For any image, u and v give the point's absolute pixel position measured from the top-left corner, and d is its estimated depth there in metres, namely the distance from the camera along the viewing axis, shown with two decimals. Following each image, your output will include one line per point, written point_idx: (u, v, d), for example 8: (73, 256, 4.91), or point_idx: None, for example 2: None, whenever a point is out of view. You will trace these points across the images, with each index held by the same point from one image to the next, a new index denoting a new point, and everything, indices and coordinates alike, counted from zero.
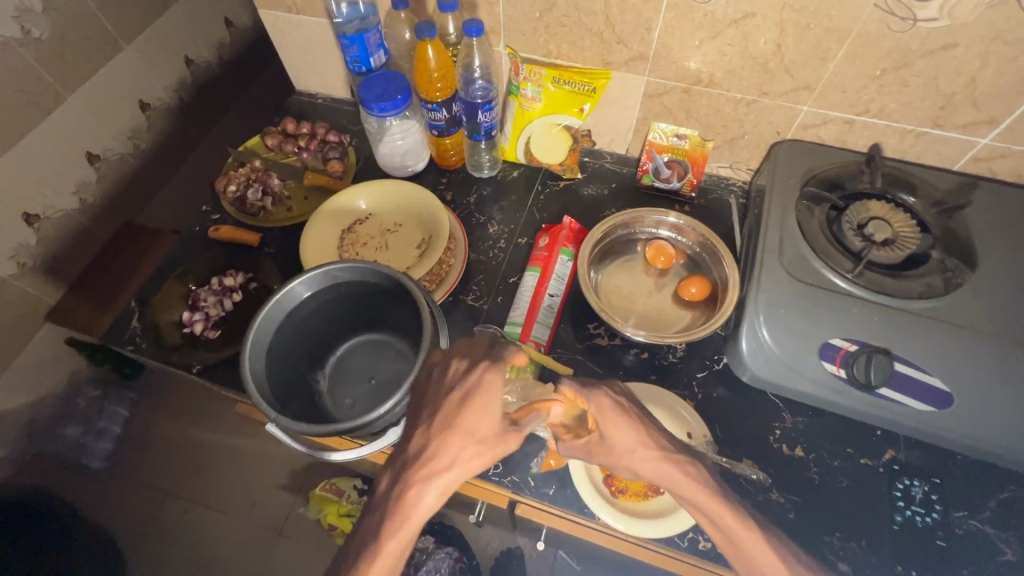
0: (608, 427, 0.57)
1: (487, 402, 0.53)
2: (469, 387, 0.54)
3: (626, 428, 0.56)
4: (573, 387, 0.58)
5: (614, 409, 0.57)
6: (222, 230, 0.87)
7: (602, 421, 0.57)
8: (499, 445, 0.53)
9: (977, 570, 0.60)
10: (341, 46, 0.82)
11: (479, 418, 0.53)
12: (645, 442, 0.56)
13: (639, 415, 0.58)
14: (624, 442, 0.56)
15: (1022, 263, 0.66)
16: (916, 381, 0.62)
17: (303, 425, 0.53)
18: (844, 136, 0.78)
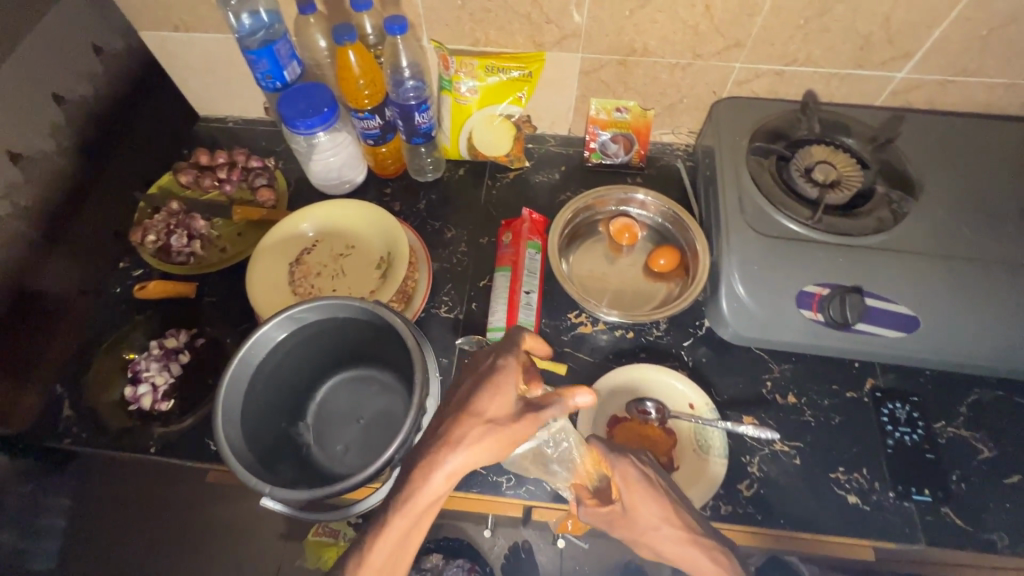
0: (635, 500, 0.57)
1: (501, 382, 0.54)
2: (483, 371, 0.55)
3: (651, 505, 0.57)
4: (598, 449, 0.60)
5: (641, 481, 0.58)
6: (149, 286, 0.77)
7: (632, 496, 0.57)
8: (516, 421, 0.52)
9: (963, 471, 0.65)
10: (248, 62, 0.74)
11: (492, 398, 0.53)
12: (671, 520, 0.57)
13: (664, 488, 0.59)
14: (648, 519, 0.57)
15: (951, 185, 0.71)
16: (886, 312, 0.66)
17: (300, 493, 0.49)
18: (776, 87, 0.80)
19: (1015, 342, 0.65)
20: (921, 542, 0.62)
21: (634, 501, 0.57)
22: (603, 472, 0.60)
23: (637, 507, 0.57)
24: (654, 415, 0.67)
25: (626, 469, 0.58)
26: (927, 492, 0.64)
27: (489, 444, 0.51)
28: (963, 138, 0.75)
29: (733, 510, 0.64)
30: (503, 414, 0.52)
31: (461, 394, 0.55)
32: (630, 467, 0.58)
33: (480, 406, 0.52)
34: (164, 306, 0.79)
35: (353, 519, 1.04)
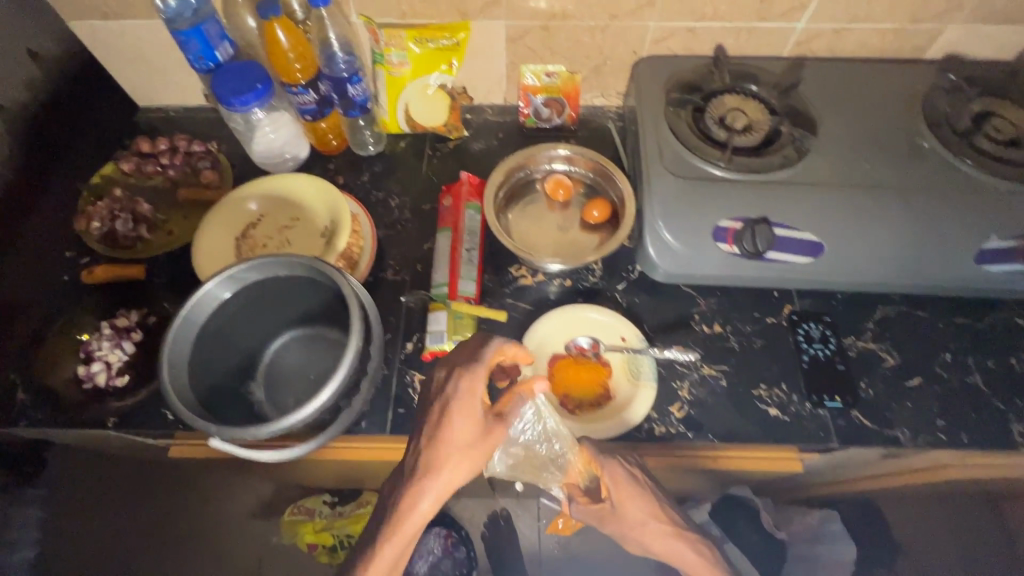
0: (626, 502, 0.68)
1: (472, 405, 0.58)
2: (447, 398, 0.58)
3: (635, 503, 0.68)
4: (590, 452, 0.66)
5: (627, 482, 0.67)
6: (98, 271, 0.79)
7: (618, 494, 0.67)
8: (490, 438, 0.58)
9: (870, 378, 0.72)
10: (179, 43, 0.76)
11: (466, 424, 0.57)
12: (658, 518, 0.70)
13: (648, 484, 0.69)
14: (638, 515, 0.70)
15: (849, 123, 0.78)
16: (793, 239, 0.72)
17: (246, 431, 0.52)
18: (690, 44, 0.85)
19: (908, 258, 0.71)
20: (834, 443, 0.68)
21: (623, 500, 0.68)
22: (593, 472, 0.68)
23: (627, 505, 0.68)
24: (590, 349, 0.73)
25: (613, 468, 0.67)
26: (838, 398, 0.70)
27: (465, 468, 0.56)
28: (860, 80, 0.81)
29: (666, 430, 0.69)
30: (469, 440, 0.57)
31: (427, 418, 0.59)
32: (617, 468, 0.67)
33: (444, 436, 0.57)
34: (114, 289, 0.80)
35: (329, 496, 1.07)
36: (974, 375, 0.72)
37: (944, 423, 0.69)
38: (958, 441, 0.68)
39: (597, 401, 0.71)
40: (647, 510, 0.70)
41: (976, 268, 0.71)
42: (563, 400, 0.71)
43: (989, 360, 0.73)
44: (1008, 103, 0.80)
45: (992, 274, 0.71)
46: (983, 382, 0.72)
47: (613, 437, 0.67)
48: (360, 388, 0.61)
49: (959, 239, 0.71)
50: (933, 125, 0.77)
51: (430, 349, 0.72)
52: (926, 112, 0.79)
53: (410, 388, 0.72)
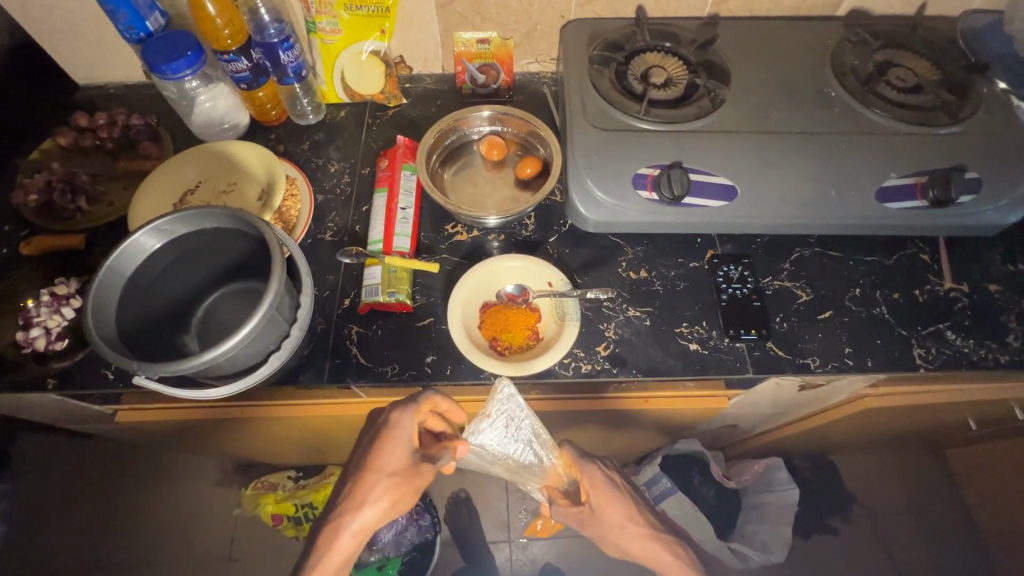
0: (601, 501, 0.76)
1: (398, 439, 0.64)
2: (382, 430, 0.65)
3: (614, 508, 0.75)
4: (570, 456, 0.77)
5: (607, 487, 0.76)
6: (36, 242, 0.80)
7: (597, 497, 0.76)
8: (416, 478, 0.66)
9: (785, 313, 0.76)
10: (107, 12, 0.77)
11: (392, 454, 0.64)
12: (633, 519, 0.75)
13: (625, 492, 0.77)
14: (614, 517, 0.76)
15: (761, 76, 0.82)
16: (708, 184, 0.76)
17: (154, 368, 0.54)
18: (614, 6, 0.89)
19: (816, 198, 0.76)
20: (749, 372, 0.72)
21: (599, 503, 0.76)
22: (572, 473, 0.78)
23: (604, 506, 0.75)
24: (519, 296, 0.77)
25: (593, 473, 0.78)
26: (753, 332, 0.74)
27: (386, 495, 0.64)
28: (772, 37, 0.86)
29: (592, 368, 0.72)
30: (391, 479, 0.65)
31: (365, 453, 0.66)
32: (593, 475, 0.77)
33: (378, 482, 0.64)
34: (53, 260, 0.81)
35: (294, 472, 1.21)
36: (880, 307, 0.77)
37: (851, 350, 0.74)
38: (864, 365, 0.73)
39: (526, 344, 0.74)
40: (628, 515, 0.76)
41: (878, 206, 0.76)
42: (495, 341, 0.74)
43: (896, 293, 0.78)
44: (910, 54, 0.85)
45: (894, 211, 0.76)
46: (889, 312, 0.77)
47: (544, 368, 0.70)
48: (290, 335, 0.66)
49: (861, 178, 0.76)
50: (840, 75, 0.82)
51: (366, 302, 0.75)
52: (834, 64, 0.83)
53: (347, 340, 0.74)
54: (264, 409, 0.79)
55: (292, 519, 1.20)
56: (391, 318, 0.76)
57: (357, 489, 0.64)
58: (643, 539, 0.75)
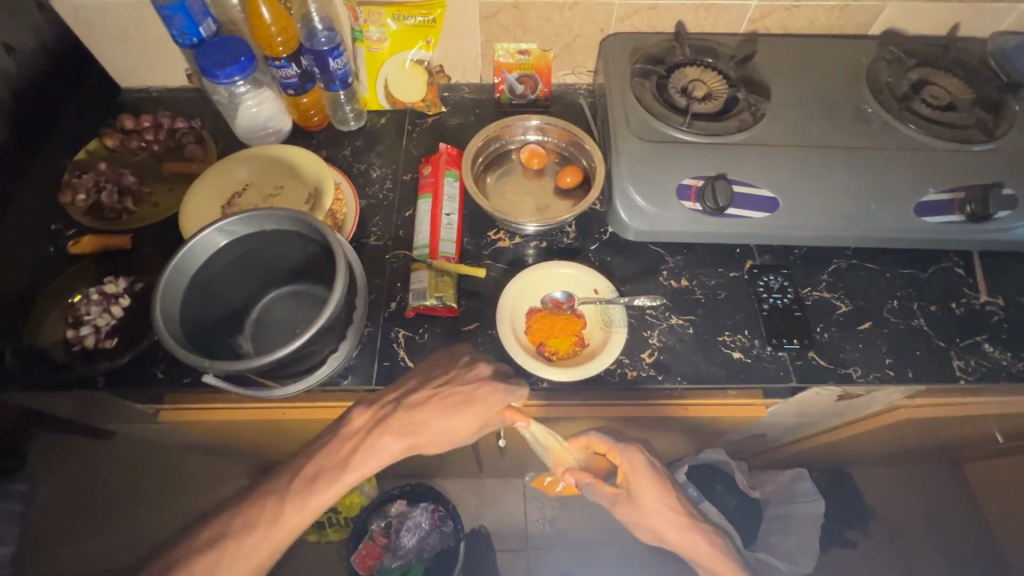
0: (641, 491, 0.83)
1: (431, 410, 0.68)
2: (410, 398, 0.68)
3: (653, 494, 0.83)
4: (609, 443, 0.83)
5: (644, 468, 0.83)
6: (84, 242, 0.80)
7: (636, 482, 0.83)
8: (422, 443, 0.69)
9: (825, 323, 0.78)
10: (163, 17, 0.78)
11: (418, 421, 0.67)
12: (670, 505, 0.84)
13: (661, 479, 0.85)
14: (653, 505, 0.84)
15: (798, 92, 0.84)
16: (750, 196, 0.77)
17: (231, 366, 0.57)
18: (653, 21, 0.91)
19: (856, 212, 0.77)
20: (793, 381, 0.73)
21: (637, 486, 0.84)
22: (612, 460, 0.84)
23: (643, 491, 0.83)
24: (565, 302, 0.78)
25: (633, 459, 0.83)
26: (795, 341, 0.75)
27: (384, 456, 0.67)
28: (807, 55, 0.88)
29: (638, 375, 0.73)
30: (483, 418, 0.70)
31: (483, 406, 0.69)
32: (638, 462, 0.83)
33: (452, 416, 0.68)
34: (100, 259, 0.82)
35: None
36: (918, 318, 0.78)
37: (891, 360, 0.75)
38: (904, 376, 0.74)
39: (572, 350, 0.75)
40: (668, 503, 0.84)
41: (917, 220, 0.77)
42: (541, 347, 0.75)
43: (933, 305, 0.79)
44: (942, 73, 0.87)
45: (932, 225, 0.77)
46: (927, 324, 0.78)
47: (586, 376, 0.71)
48: (346, 337, 0.69)
49: (901, 193, 0.77)
50: (876, 92, 0.84)
51: (413, 305, 0.75)
52: (869, 81, 0.85)
53: (394, 343, 0.75)
54: (307, 411, 0.79)
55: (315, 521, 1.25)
56: (438, 322, 0.77)
57: (430, 406, 0.68)
58: (679, 526, 0.84)
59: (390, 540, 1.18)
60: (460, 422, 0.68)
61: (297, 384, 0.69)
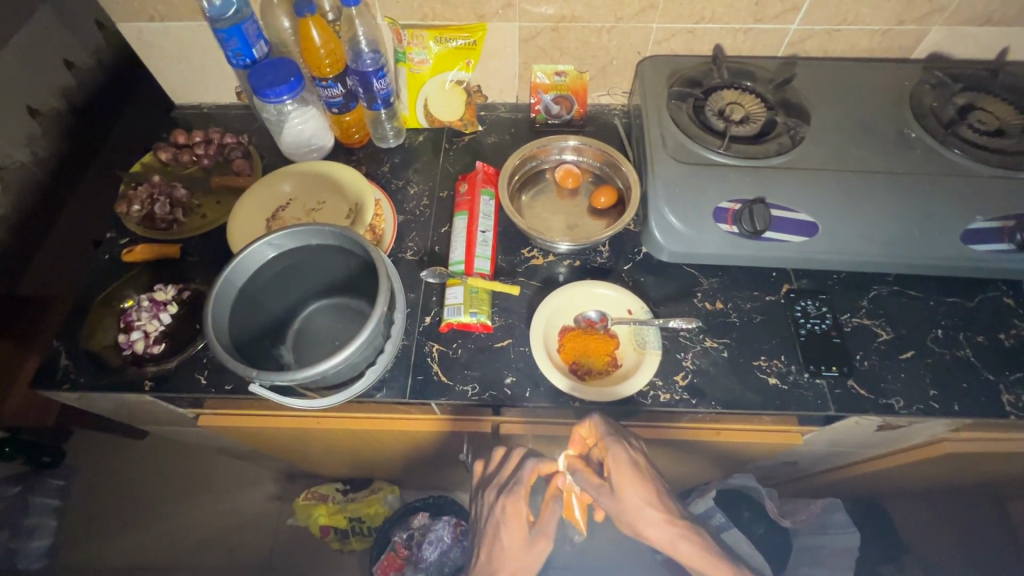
0: (621, 480, 0.70)
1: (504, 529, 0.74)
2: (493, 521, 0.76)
3: (636, 488, 0.70)
4: (598, 433, 0.71)
5: (629, 468, 0.70)
6: (137, 250, 0.85)
7: (619, 477, 0.70)
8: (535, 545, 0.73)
9: (864, 350, 0.76)
10: (219, 40, 0.82)
11: (509, 533, 0.74)
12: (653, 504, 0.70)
13: (646, 472, 0.71)
14: (634, 499, 0.69)
15: (837, 116, 0.84)
16: (789, 220, 0.77)
17: (280, 375, 0.58)
18: (691, 44, 0.91)
19: (899, 238, 0.76)
20: (832, 410, 0.72)
21: (620, 483, 0.70)
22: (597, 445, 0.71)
23: (624, 486, 0.70)
24: (598, 322, 0.79)
25: (617, 453, 0.70)
26: (834, 368, 0.74)
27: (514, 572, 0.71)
28: (850, 79, 0.88)
29: (670, 397, 0.73)
30: (522, 510, 0.74)
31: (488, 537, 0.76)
32: (614, 453, 0.70)
33: (525, 554, 0.72)
34: (151, 268, 0.86)
35: (341, 485, 1.28)
36: (964, 349, 0.76)
37: (936, 393, 0.73)
38: (950, 409, 0.72)
39: (605, 370, 0.75)
40: (651, 493, 0.70)
41: (963, 247, 0.76)
42: (574, 365, 0.75)
43: (980, 336, 0.77)
44: (990, 98, 0.85)
45: (978, 253, 0.76)
46: (973, 355, 0.75)
47: (619, 396, 0.71)
48: (385, 351, 0.71)
49: (946, 219, 0.75)
50: (919, 117, 0.83)
51: (448, 321, 0.76)
52: (913, 105, 0.84)
53: (428, 357, 0.76)
54: (340, 421, 0.81)
55: (339, 531, 1.27)
56: (471, 337, 0.78)
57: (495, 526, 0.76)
58: (636, 473, 0.70)
59: (411, 552, 1.18)
60: (509, 532, 0.74)
61: (337, 395, 0.71)
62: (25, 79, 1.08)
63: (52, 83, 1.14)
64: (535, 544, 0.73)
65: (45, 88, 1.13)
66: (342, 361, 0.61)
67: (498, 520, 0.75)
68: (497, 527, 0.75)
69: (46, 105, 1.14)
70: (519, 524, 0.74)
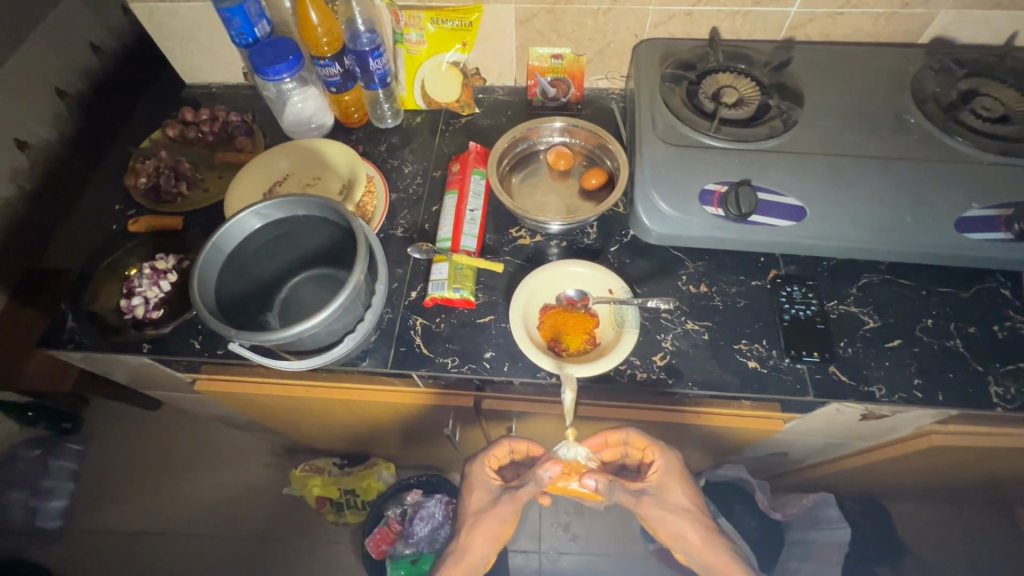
0: (661, 483, 0.82)
1: (478, 489, 0.87)
2: (469, 478, 0.88)
3: (679, 492, 0.82)
4: (644, 437, 0.82)
5: (673, 472, 0.83)
6: (142, 221, 0.89)
7: (663, 479, 0.83)
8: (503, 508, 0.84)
9: (850, 338, 0.75)
10: (222, 19, 0.85)
11: (477, 495, 0.87)
12: (680, 506, 0.82)
13: (685, 476, 0.84)
14: (676, 499, 0.82)
15: (834, 101, 0.82)
16: (776, 203, 0.76)
17: (256, 337, 0.61)
18: (689, 27, 0.91)
19: (890, 224, 0.74)
20: (810, 395, 0.71)
21: (665, 484, 0.83)
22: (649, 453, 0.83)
23: (669, 488, 0.82)
24: (579, 301, 0.80)
25: (668, 458, 0.83)
26: (816, 354, 0.73)
27: (475, 537, 0.86)
28: (851, 63, 0.86)
29: (647, 376, 0.73)
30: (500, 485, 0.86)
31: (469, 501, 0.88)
32: (664, 459, 0.82)
33: (490, 506, 0.85)
34: (155, 239, 0.90)
35: (339, 459, 1.31)
36: (954, 339, 0.74)
37: (921, 382, 0.71)
38: (934, 399, 0.70)
39: (583, 348, 0.76)
40: (690, 500, 0.83)
41: (957, 235, 0.74)
42: (552, 344, 0.76)
43: (973, 327, 0.75)
44: (996, 83, 0.82)
45: (973, 241, 0.74)
46: (963, 346, 0.74)
47: (590, 376, 0.71)
48: (364, 320, 0.74)
49: (939, 206, 0.74)
50: (919, 102, 0.81)
51: (431, 296, 0.78)
52: (914, 91, 0.82)
53: (411, 330, 0.78)
54: (327, 391, 0.83)
55: (334, 503, 1.31)
56: (454, 312, 0.79)
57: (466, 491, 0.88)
58: (668, 473, 0.83)
59: (403, 527, 1.21)
60: (476, 496, 0.87)
61: (318, 361, 0.73)
62: (52, 61, 1.14)
63: (77, 65, 1.20)
64: (500, 501, 0.84)
65: (70, 69, 1.18)
66: (316, 326, 0.63)
67: (473, 484, 0.87)
68: (469, 487, 0.88)
69: (72, 85, 1.19)
70: (491, 491, 0.86)
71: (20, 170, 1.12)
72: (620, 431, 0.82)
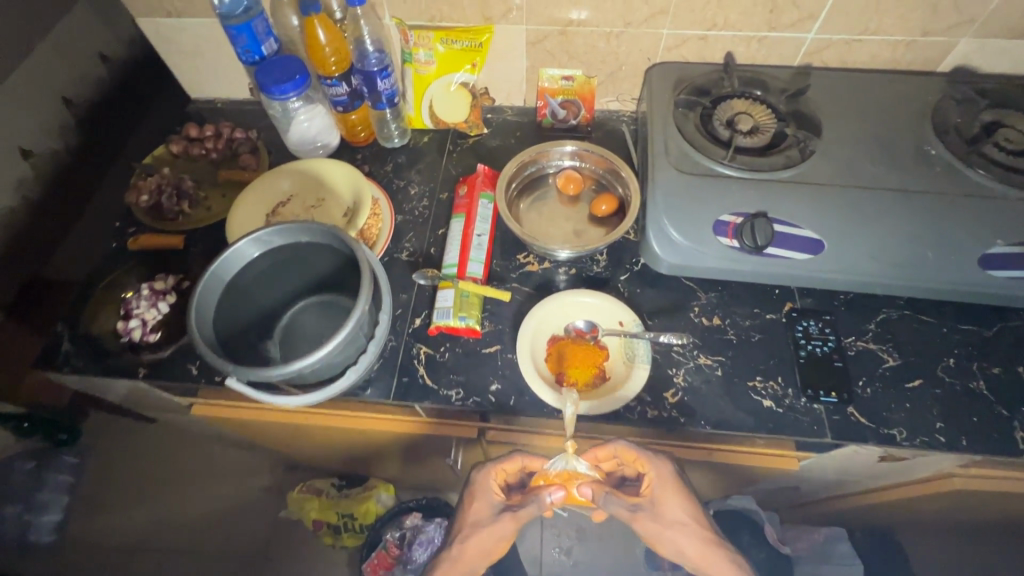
0: (660, 496, 0.74)
1: (474, 504, 0.80)
2: (470, 489, 0.81)
3: (678, 505, 0.74)
4: (635, 452, 0.72)
5: (670, 481, 0.74)
6: (143, 239, 0.87)
7: (661, 491, 0.74)
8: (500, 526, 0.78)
9: (869, 376, 0.72)
10: (229, 37, 0.83)
11: (473, 511, 0.80)
12: (682, 522, 0.75)
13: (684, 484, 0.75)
14: (674, 513, 0.75)
15: (852, 130, 0.80)
16: (794, 236, 0.73)
17: (257, 372, 0.59)
18: (703, 51, 0.89)
19: (912, 260, 0.72)
20: (828, 437, 0.68)
21: (661, 497, 0.74)
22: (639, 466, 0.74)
23: (664, 501, 0.74)
24: (588, 332, 0.77)
25: (661, 468, 0.74)
26: (834, 394, 0.70)
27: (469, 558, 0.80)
28: (869, 91, 0.84)
29: (658, 414, 0.71)
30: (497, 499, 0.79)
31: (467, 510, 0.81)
32: (658, 472, 0.73)
33: (486, 521, 0.78)
34: (155, 258, 0.88)
35: (337, 480, 1.29)
36: (977, 380, 0.72)
37: (942, 426, 0.69)
38: (957, 444, 0.68)
39: (592, 383, 0.73)
40: (688, 513, 0.75)
41: (981, 272, 0.71)
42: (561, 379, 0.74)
43: (995, 367, 0.72)
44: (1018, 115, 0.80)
45: (997, 279, 0.71)
46: (986, 388, 0.71)
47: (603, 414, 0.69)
48: (368, 350, 0.71)
49: (962, 243, 0.71)
50: (940, 134, 0.79)
51: (436, 324, 0.76)
52: (934, 121, 0.80)
53: (415, 359, 0.76)
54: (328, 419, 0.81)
55: (333, 527, 1.31)
56: (459, 341, 0.77)
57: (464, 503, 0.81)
58: (664, 486, 0.73)
59: (401, 552, 1.18)
60: (473, 509, 0.80)
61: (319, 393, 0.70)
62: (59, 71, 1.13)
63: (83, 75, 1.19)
64: (499, 518, 0.77)
65: (76, 80, 1.17)
66: (319, 360, 0.61)
67: (470, 497, 0.80)
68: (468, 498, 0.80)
69: (78, 95, 1.18)
70: (489, 503, 0.79)
71: (25, 179, 1.09)
72: (612, 446, 0.72)
